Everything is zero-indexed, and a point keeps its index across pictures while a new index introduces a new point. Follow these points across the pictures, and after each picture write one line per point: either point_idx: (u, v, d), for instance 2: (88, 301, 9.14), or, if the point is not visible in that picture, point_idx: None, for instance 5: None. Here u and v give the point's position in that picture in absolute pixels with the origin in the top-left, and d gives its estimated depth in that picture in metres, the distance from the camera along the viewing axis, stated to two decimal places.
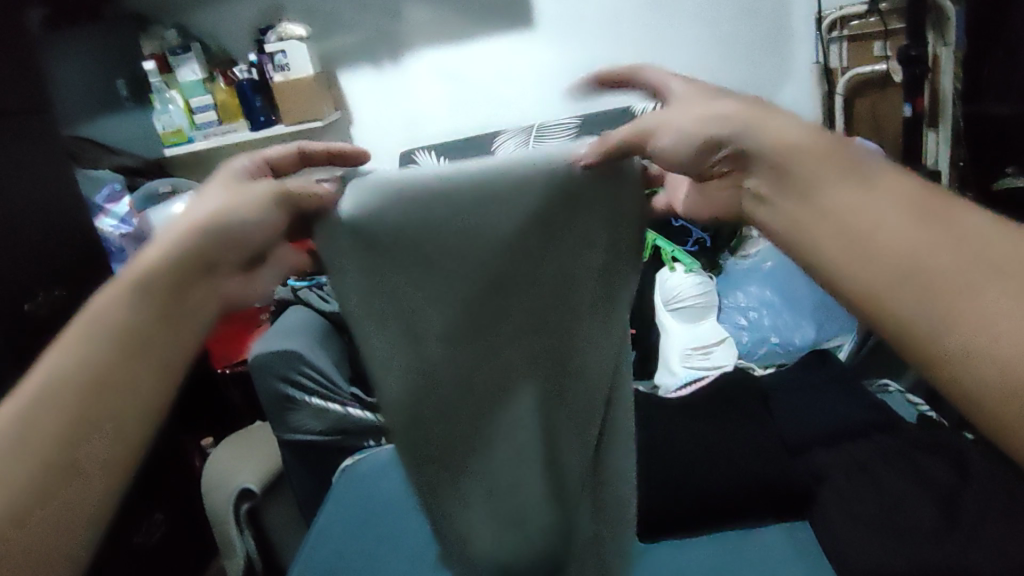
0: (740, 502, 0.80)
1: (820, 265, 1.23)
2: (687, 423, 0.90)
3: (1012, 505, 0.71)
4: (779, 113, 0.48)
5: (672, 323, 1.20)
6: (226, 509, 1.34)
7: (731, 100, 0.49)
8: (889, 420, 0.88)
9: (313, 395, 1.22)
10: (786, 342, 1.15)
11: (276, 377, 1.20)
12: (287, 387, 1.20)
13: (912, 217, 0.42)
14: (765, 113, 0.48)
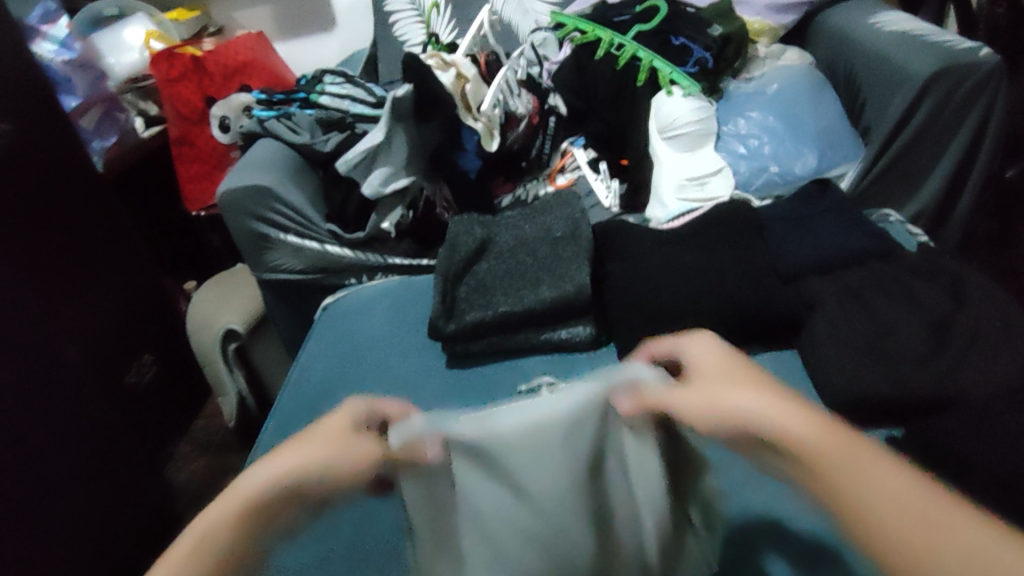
0: (726, 332, 0.79)
1: (830, 90, 1.14)
2: (680, 255, 0.87)
3: (1006, 329, 0.69)
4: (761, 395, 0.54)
5: (666, 154, 1.12)
6: (215, 348, 1.35)
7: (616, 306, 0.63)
8: (888, 248, 0.85)
9: (290, 236, 1.16)
10: (786, 173, 1.07)
11: (248, 216, 1.13)
12: (261, 226, 1.14)
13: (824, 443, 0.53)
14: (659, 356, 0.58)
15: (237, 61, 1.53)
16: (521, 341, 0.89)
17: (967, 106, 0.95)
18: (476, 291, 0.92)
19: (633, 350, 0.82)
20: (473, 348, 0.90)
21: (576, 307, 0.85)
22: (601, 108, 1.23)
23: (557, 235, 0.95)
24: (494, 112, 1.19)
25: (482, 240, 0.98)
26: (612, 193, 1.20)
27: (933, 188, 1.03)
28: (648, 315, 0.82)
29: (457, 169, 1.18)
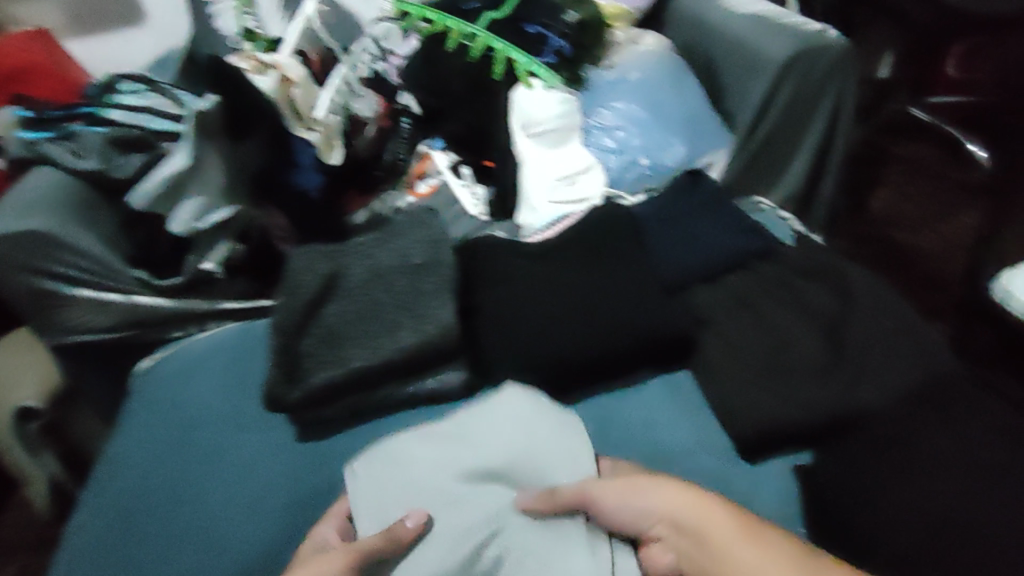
0: (616, 360, 0.71)
1: (690, 76, 1.06)
2: (553, 274, 0.77)
3: (894, 326, 0.67)
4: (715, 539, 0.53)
5: (532, 151, 1.01)
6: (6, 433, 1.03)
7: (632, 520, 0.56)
8: (768, 246, 0.80)
9: (82, 286, 0.90)
10: (656, 166, 1.00)
11: (22, 269, 0.87)
12: (48, 283, 0.89)
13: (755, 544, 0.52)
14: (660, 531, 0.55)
15: (18, 64, 1.16)
16: (381, 397, 0.76)
17: (820, 90, 0.95)
18: (326, 343, 0.76)
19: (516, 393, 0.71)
20: (327, 414, 0.75)
21: (447, 349, 0.73)
22: (458, 104, 1.09)
23: (416, 263, 0.81)
24: (331, 118, 1.03)
25: (328, 278, 0.82)
26: (480, 200, 1.04)
27: (798, 170, 1.03)
28: (532, 354, 0.71)
29: (293, 190, 0.98)
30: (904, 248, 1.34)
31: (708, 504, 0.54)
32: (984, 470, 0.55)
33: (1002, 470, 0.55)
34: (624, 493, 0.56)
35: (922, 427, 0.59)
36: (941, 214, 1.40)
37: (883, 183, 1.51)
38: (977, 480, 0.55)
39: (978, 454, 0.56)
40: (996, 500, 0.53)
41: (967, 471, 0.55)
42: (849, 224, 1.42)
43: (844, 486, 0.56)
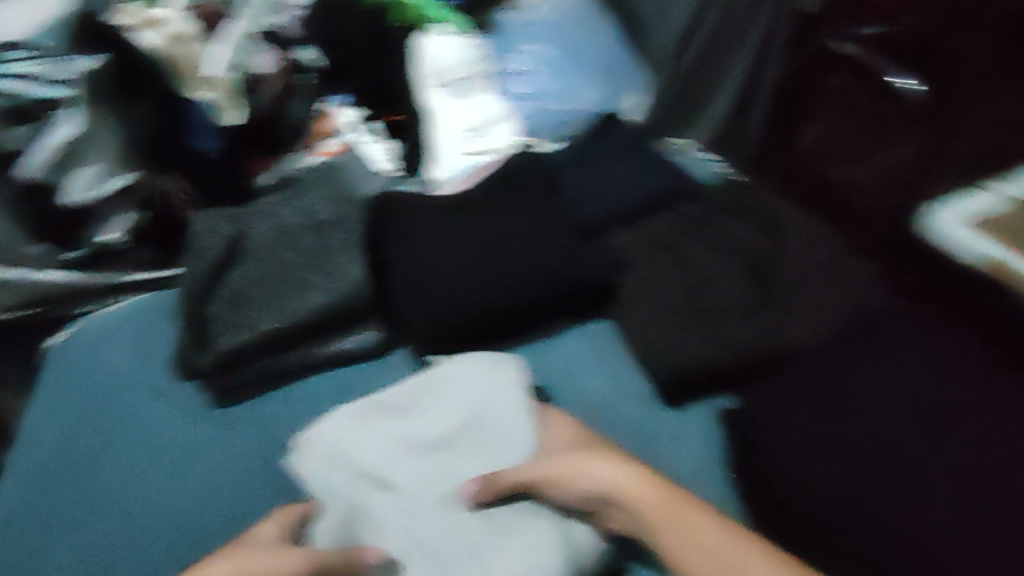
0: (531, 310, 0.68)
1: (603, 15, 1.04)
2: (466, 226, 0.73)
3: (813, 261, 0.66)
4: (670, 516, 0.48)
5: (440, 103, 0.94)
6: None
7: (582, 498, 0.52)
8: (689, 185, 0.78)
9: None
10: (570, 107, 0.96)
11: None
12: None
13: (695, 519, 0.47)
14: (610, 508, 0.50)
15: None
16: (296, 362, 0.71)
17: (744, 21, 0.92)
18: (229, 308, 0.71)
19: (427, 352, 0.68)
20: (247, 379, 0.70)
21: (357, 309, 0.71)
22: (361, 53, 1.03)
23: (323, 220, 0.76)
24: (229, 74, 0.95)
25: (232, 238, 0.76)
26: (391, 155, 0.97)
27: (720, 107, 1.01)
28: (443, 309, 0.68)
29: (193, 151, 0.92)
30: (834, 183, 1.34)
31: (654, 488, 0.49)
32: (925, 401, 0.54)
33: (942, 401, 0.54)
34: (562, 483, 0.52)
35: (855, 359, 0.57)
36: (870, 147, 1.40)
37: None
38: (915, 411, 0.53)
39: (917, 385, 0.55)
40: (935, 431, 0.52)
41: (905, 403, 0.54)
42: (782, 160, 1.41)
43: (783, 421, 0.55)
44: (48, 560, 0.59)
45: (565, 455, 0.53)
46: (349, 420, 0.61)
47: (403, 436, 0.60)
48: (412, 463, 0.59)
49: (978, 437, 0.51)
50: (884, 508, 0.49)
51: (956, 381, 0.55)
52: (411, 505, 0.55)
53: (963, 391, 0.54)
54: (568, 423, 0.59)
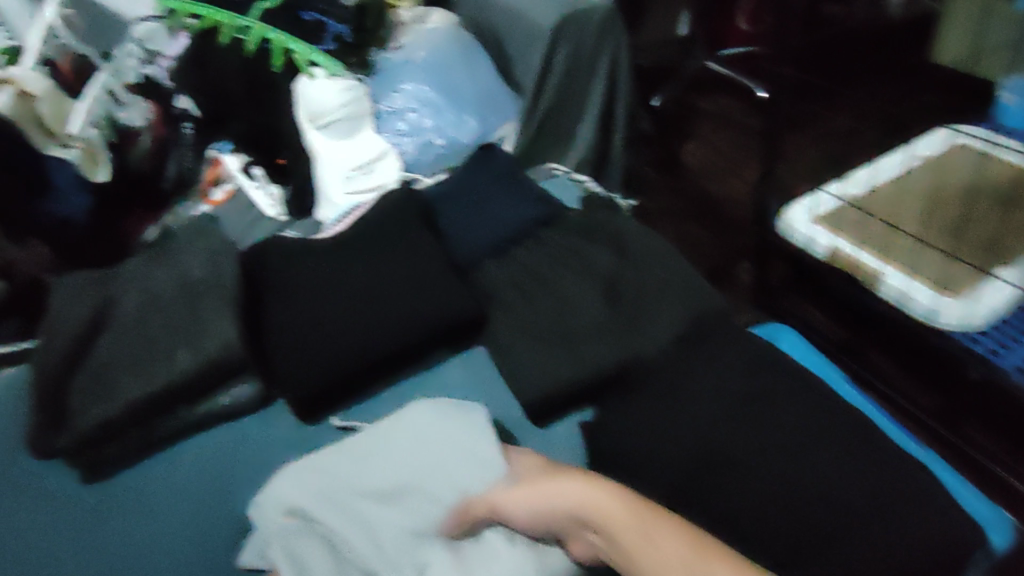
0: (409, 346, 0.70)
1: (479, 50, 1.06)
2: (337, 273, 0.74)
3: (662, 275, 0.71)
4: (648, 529, 0.43)
5: (324, 145, 0.97)
6: None
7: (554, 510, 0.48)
8: (554, 213, 0.83)
9: None
10: (449, 143, 1.00)
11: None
12: None
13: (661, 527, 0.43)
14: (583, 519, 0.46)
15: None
16: (170, 427, 0.70)
17: (594, 54, 1.00)
18: (97, 380, 0.69)
19: (304, 406, 0.68)
20: (112, 453, 0.68)
21: (232, 365, 0.69)
22: (239, 102, 1.03)
23: (196, 278, 0.76)
24: (90, 133, 0.91)
25: (97, 308, 0.74)
26: (275, 201, 1.01)
27: (589, 131, 1.06)
28: (317, 355, 0.69)
29: (54, 216, 0.88)
30: (711, 196, 1.44)
31: (622, 500, 0.46)
32: (738, 395, 0.59)
33: (750, 392, 0.60)
34: (532, 504, 0.49)
35: (678, 366, 0.63)
36: (742, 160, 1.53)
37: (692, 138, 1.62)
38: (730, 406, 0.59)
39: (728, 382, 0.60)
40: (748, 423, 0.57)
41: (722, 399, 0.59)
42: (666, 179, 1.51)
43: (619, 433, 0.59)
44: None
45: (538, 480, 0.51)
46: (309, 477, 0.60)
47: (361, 485, 0.59)
48: (373, 509, 0.58)
49: (782, 423, 0.57)
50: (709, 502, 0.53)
51: (760, 374, 0.61)
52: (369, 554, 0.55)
53: (767, 381, 0.60)
54: (533, 457, 0.59)
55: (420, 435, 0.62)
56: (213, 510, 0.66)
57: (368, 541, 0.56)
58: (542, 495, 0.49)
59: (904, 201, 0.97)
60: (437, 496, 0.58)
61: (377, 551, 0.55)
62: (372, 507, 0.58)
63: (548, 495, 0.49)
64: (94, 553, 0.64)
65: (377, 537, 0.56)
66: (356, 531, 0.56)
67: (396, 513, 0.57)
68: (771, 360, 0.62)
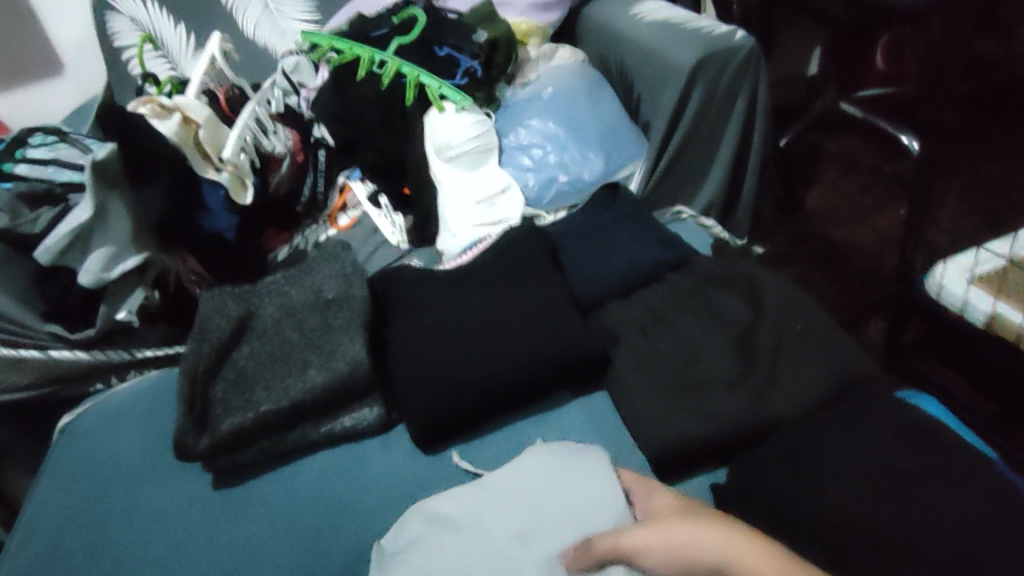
0: (530, 384, 0.69)
1: (606, 87, 1.07)
2: (463, 303, 0.75)
3: (805, 331, 0.66)
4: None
5: (451, 178, 1.00)
6: None
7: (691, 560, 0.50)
8: (682, 256, 0.80)
9: None
10: (572, 178, 0.99)
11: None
12: None
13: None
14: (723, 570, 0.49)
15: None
16: (296, 440, 0.72)
17: (730, 94, 0.96)
18: (234, 388, 0.73)
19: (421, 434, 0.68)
20: (242, 460, 0.71)
21: (357, 388, 0.71)
22: (372, 132, 1.07)
23: (328, 298, 0.79)
24: (240, 158, 0.98)
25: (239, 319, 0.78)
26: (398, 229, 1.03)
27: (717, 172, 1.02)
28: (439, 384, 0.69)
29: (205, 232, 0.95)
30: (840, 243, 1.35)
31: (764, 555, 0.48)
32: (893, 472, 0.54)
33: (907, 468, 0.54)
34: (669, 551, 0.50)
35: (827, 430, 0.58)
36: (874, 208, 1.43)
37: (818, 181, 1.53)
38: (883, 483, 0.53)
39: (883, 453, 0.55)
40: (908, 505, 0.52)
41: (875, 475, 0.54)
42: (788, 222, 1.44)
43: (758, 499, 0.56)
44: None
45: (665, 521, 0.52)
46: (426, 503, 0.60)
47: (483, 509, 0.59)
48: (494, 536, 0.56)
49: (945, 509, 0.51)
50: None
51: (923, 450, 0.55)
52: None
53: (930, 458, 0.54)
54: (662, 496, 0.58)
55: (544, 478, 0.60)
56: (323, 535, 0.66)
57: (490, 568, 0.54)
58: (676, 536, 0.51)
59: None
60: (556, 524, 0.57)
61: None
62: (496, 545, 0.56)
63: (690, 539, 0.50)
64: (214, 556, 0.67)
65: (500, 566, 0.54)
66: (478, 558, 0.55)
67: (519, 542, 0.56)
68: (934, 435, 0.56)
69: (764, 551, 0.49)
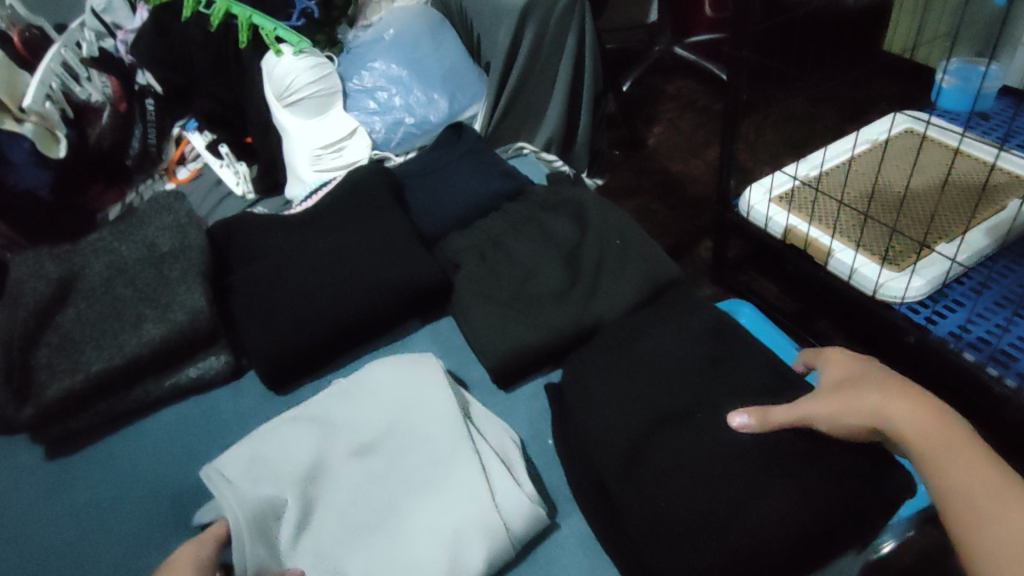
0: (376, 316, 0.71)
1: (447, 28, 1.07)
2: (306, 245, 0.75)
3: (626, 245, 0.73)
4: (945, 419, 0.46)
5: (292, 123, 0.97)
6: None
7: (837, 417, 0.49)
8: (520, 186, 0.85)
9: None
10: (423, 125, 1.01)
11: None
12: None
13: (942, 442, 0.44)
14: (887, 425, 0.47)
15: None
16: (138, 398, 0.69)
17: (562, 31, 1.00)
18: (59, 352, 0.69)
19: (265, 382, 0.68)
20: (77, 426, 0.68)
21: (198, 337, 0.70)
22: (203, 78, 1.01)
23: (161, 250, 0.76)
24: (47, 106, 0.89)
25: (59, 280, 0.73)
26: (242, 178, 0.98)
27: (556, 110, 1.07)
28: (284, 325, 0.69)
29: (12, 189, 0.85)
30: (676, 176, 1.48)
31: (926, 405, 0.46)
32: (709, 367, 0.60)
33: (721, 363, 0.60)
34: (832, 404, 0.50)
35: (648, 327, 0.64)
36: (706, 142, 1.56)
37: (658, 120, 1.65)
38: (701, 378, 0.59)
39: (700, 350, 0.61)
40: (722, 388, 0.58)
41: (695, 371, 0.60)
42: (632, 158, 1.54)
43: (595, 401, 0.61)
44: None
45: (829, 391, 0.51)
46: (252, 440, 0.60)
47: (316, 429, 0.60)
48: (330, 457, 0.58)
49: (741, 389, 0.57)
50: (660, 464, 0.53)
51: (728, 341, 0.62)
52: (333, 504, 0.55)
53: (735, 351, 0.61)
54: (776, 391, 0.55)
55: (398, 394, 0.61)
56: (175, 492, 0.64)
57: (324, 491, 0.56)
58: (839, 393, 0.50)
59: (858, 178, 1.01)
60: (390, 435, 0.59)
61: (331, 498, 0.55)
62: (326, 457, 0.58)
63: (837, 404, 0.50)
64: (52, 533, 0.63)
65: (334, 484, 0.56)
66: (312, 481, 0.57)
67: (358, 462, 0.57)
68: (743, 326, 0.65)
69: (925, 411, 0.46)
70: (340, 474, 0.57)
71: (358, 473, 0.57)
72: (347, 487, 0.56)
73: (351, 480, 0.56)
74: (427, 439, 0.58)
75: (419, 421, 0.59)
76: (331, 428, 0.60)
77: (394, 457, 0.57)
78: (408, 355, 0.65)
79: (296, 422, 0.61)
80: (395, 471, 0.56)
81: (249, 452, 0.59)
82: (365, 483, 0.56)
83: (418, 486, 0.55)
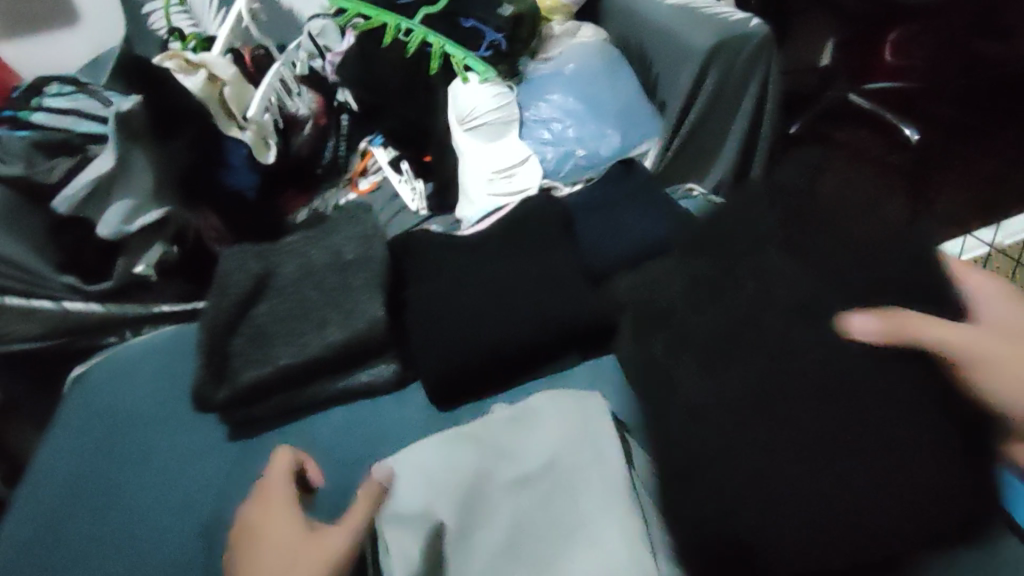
0: (541, 348, 0.72)
1: (625, 65, 1.08)
2: (479, 270, 0.77)
3: None
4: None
5: (470, 147, 1.02)
6: None
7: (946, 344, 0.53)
8: (695, 231, 0.82)
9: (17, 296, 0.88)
10: (595, 159, 1.01)
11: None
12: None
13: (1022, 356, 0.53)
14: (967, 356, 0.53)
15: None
16: (313, 393, 0.75)
17: (748, 75, 0.97)
18: (254, 342, 0.75)
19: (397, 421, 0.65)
20: (259, 413, 0.75)
21: (372, 347, 0.74)
22: (392, 100, 1.09)
23: (346, 259, 0.81)
24: (263, 117, 1.00)
25: (258, 276, 0.81)
26: (418, 195, 1.05)
27: (728, 155, 1.04)
28: (452, 344, 0.71)
29: (226, 189, 0.97)
30: None
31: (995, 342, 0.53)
32: (925, 467, 0.52)
33: (943, 464, 0.52)
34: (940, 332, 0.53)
35: None
36: (878, 198, 1.46)
37: (824, 169, 1.56)
38: (916, 475, 0.52)
39: (918, 444, 0.53)
40: (925, 486, 0.52)
41: (911, 467, 0.52)
42: None
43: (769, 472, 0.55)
44: (76, 568, 0.67)
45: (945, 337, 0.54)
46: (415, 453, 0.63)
47: (476, 451, 0.62)
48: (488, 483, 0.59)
49: (943, 486, 0.52)
50: None
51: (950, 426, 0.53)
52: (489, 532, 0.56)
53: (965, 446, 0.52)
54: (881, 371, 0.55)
55: (561, 431, 0.61)
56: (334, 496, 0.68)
57: (478, 515, 0.58)
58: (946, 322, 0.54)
59: None
60: (546, 474, 0.59)
61: (484, 525, 0.57)
62: (484, 482, 0.59)
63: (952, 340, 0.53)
64: (225, 505, 0.69)
65: (490, 512, 0.58)
66: (468, 504, 0.58)
67: (516, 496, 0.58)
68: None
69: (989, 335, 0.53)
70: (497, 504, 0.58)
71: (512, 507, 0.57)
72: (501, 518, 0.57)
73: (506, 511, 0.57)
74: (585, 484, 0.57)
75: (579, 465, 0.58)
76: (490, 454, 0.61)
77: (551, 498, 0.57)
78: (574, 393, 0.65)
79: (455, 442, 0.63)
80: (553, 513, 0.56)
81: (410, 462, 0.62)
82: (522, 518, 0.57)
83: (579, 533, 0.54)
